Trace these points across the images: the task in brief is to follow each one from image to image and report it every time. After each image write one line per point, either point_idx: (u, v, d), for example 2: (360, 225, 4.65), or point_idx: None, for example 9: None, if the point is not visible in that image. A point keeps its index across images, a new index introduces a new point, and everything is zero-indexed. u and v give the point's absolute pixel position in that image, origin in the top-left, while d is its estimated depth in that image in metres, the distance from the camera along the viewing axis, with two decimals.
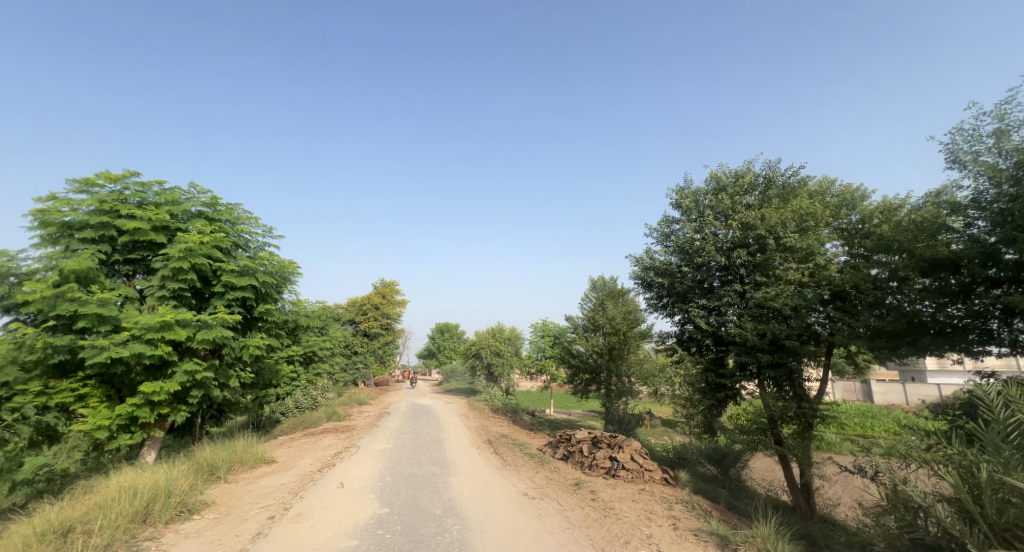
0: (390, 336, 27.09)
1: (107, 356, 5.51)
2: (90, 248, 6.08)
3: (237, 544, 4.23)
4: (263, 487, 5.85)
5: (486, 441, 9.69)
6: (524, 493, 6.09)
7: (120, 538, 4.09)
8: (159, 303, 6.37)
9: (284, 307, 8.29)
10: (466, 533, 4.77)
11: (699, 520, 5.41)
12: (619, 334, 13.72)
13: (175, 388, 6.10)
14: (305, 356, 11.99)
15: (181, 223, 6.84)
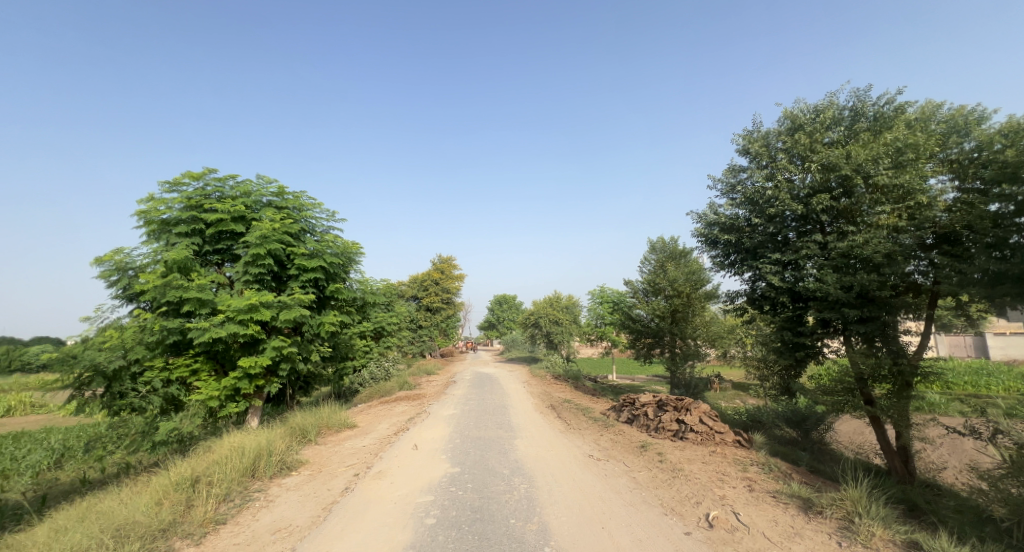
0: (451, 310, 28.01)
1: (209, 336, 6.28)
2: (186, 241, 6.84)
3: (328, 498, 4.86)
4: (349, 448, 6.49)
5: (551, 406, 9.89)
6: (590, 455, 6.20)
7: (234, 490, 4.86)
8: (245, 287, 7.05)
9: (352, 285, 8.87)
10: (534, 491, 5.03)
11: (778, 483, 5.22)
12: (683, 297, 13.17)
13: (266, 362, 6.83)
14: (376, 331, 12.76)
15: (256, 213, 7.44)
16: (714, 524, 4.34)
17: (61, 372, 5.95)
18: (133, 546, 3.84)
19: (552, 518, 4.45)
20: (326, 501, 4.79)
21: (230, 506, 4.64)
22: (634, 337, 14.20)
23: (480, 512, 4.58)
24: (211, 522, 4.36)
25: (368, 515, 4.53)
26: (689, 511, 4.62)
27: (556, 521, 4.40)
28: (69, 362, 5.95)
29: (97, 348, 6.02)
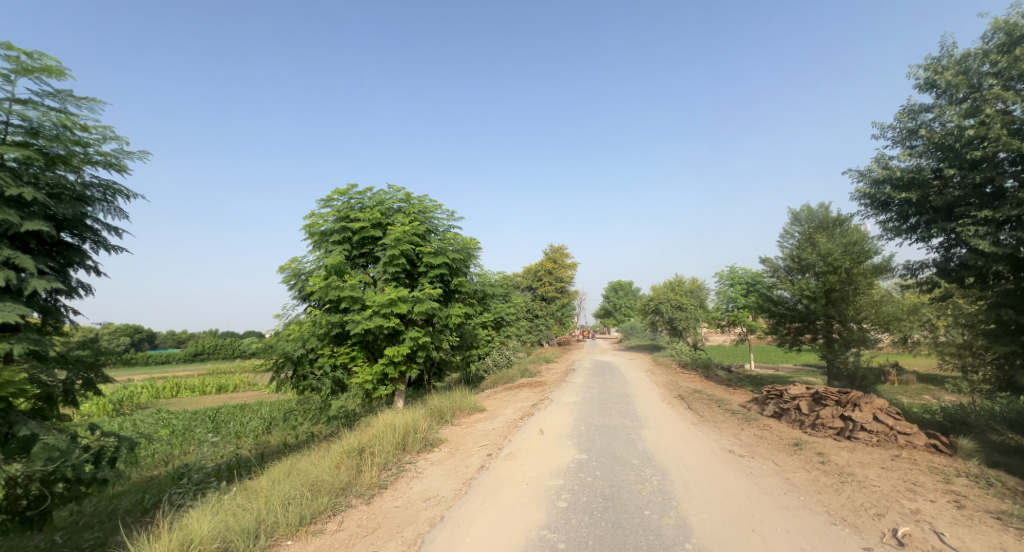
0: (565, 299, 28.74)
1: (360, 329, 7.37)
2: (339, 247, 8.10)
3: (467, 473, 5.47)
4: (481, 430, 7.35)
5: (673, 400, 9.57)
6: (729, 450, 5.78)
7: (391, 459, 5.89)
8: (386, 284, 8.08)
9: (473, 278, 9.64)
10: (668, 484, 4.81)
11: (1001, 500, 4.10)
12: (840, 273, 12.01)
13: (406, 351, 7.84)
14: (496, 320, 13.83)
15: (389, 218, 8.45)
16: (904, 542, 3.57)
17: (263, 358, 8.16)
18: (325, 499, 4.84)
19: (691, 514, 4.17)
20: (466, 476, 5.35)
21: (389, 474, 5.59)
22: (778, 321, 13.40)
23: (611, 500, 4.54)
24: (376, 486, 5.28)
25: (502, 491, 4.88)
26: (866, 524, 3.89)
27: (697, 517, 4.11)
28: (269, 349, 8.08)
29: (288, 341, 7.95)
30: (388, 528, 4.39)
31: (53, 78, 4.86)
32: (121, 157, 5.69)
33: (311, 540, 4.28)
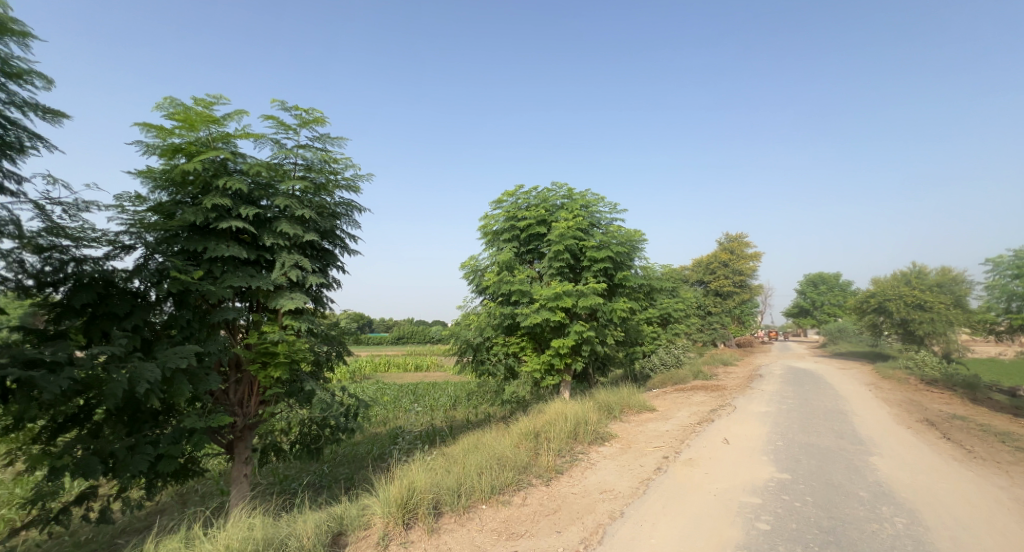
0: (747, 295, 26.07)
1: (529, 320, 8.32)
2: (509, 246, 9.47)
3: (644, 472, 5.39)
4: (653, 430, 7.21)
5: (912, 425, 7.79)
6: (1013, 502, 4.45)
7: (565, 447, 6.14)
8: (551, 277, 9.02)
9: (638, 272, 10.13)
10: (919, 532, 3.87)
11: None
12: None
13: (571, 343, 8.50)
14: (662, 316, 13.65)
15: (554, 215, 9.49)
16: None
17: (450, 343, 9.78)
18: (510, 473, 5.30)
19: None
20: (641, 476, 5.25)
21: (564, 461, 5.84)
22: None
23: (832, 534, 3.85)
24: (553, 470, 5.56)
25: (685, 498, 4.61)
26: None
27: None
28: (454, 336, 9.69)
29: (469, 329, 9.48)
30: (569, 513, 4.54)
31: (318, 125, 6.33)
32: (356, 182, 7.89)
33: (500, 509, 4.77)
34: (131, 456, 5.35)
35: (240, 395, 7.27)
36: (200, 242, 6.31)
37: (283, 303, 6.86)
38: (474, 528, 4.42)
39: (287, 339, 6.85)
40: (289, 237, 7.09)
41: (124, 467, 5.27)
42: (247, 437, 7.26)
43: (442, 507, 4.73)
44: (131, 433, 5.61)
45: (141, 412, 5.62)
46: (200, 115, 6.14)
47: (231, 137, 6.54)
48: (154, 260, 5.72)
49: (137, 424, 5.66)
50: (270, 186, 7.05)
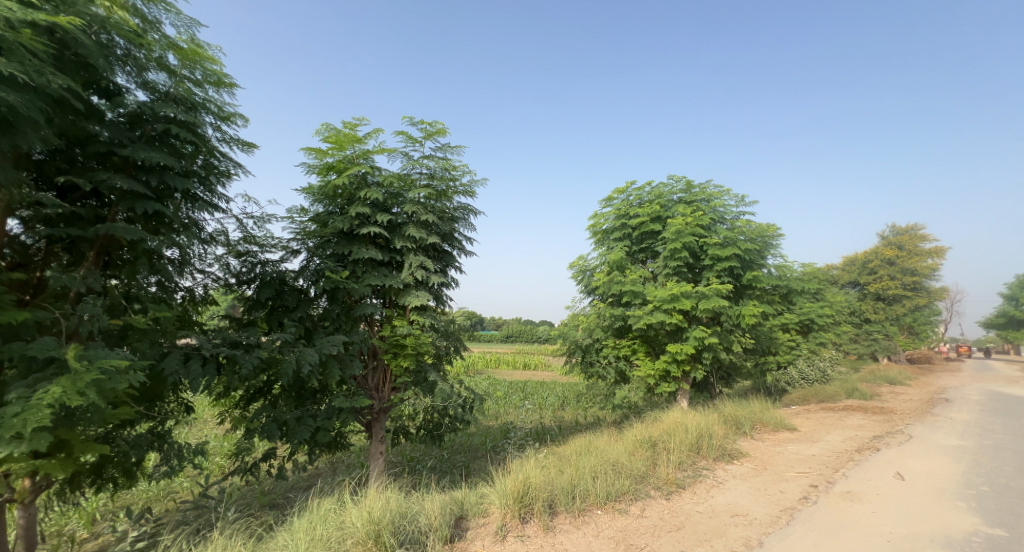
0: (920, 300, 22.32)
1: (643, 323, 7.95)
2: (620, 244, 9.15)
3: (788, 500, 4.89)
4: (795, 454, 6.52)
5: None
6: None
7: (686, 460, 5.88)
8: (667, 278, 8.54)
9: (771, 273, 9.17)
10: None
11: None
12: None
13: (691, 349, 7.96)
14: (801, 323, 12.25)
15: (669, 211, 8.97)
16: None
17: (559, 344, 9.68)
18: (627, 481, 5.18)
19: None
20: (784, 504, 4.76)
21: (686, 475, 5.58)
22: None
23: None
24: (673, 483, 5.31)
25: (846, 537, 4.06)
26: None
27: None
28: (563, 337, 9.57)
29: (577, 330, 9.36)
30: (694, 532, 4.24)
31: (438, 135, 6.85)
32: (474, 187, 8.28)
33: (616, 517, 4.63)
34: (298, 425, 6.54)
35: (376, 382, 7.95)
36: (347, 246, 7.22)
37: (410, 300, 7.43)
38: (590, 532, 4.33)
39: (414, 333, 7.40)
40: (416, 240, 7.70)
41: (293, 435, 6.48)
42: (383, 419, 7.93)
43: (557, 506, 4.75)
44: (298, 406, 6.84)
45: (305, 390, 6.87)
46: (348, 136, 7.07)
47: (371, 152, 7.30)
48: (314, 262, 7.06)
49: (302, 399, 6.92)
50: (399, 195, 7.70)
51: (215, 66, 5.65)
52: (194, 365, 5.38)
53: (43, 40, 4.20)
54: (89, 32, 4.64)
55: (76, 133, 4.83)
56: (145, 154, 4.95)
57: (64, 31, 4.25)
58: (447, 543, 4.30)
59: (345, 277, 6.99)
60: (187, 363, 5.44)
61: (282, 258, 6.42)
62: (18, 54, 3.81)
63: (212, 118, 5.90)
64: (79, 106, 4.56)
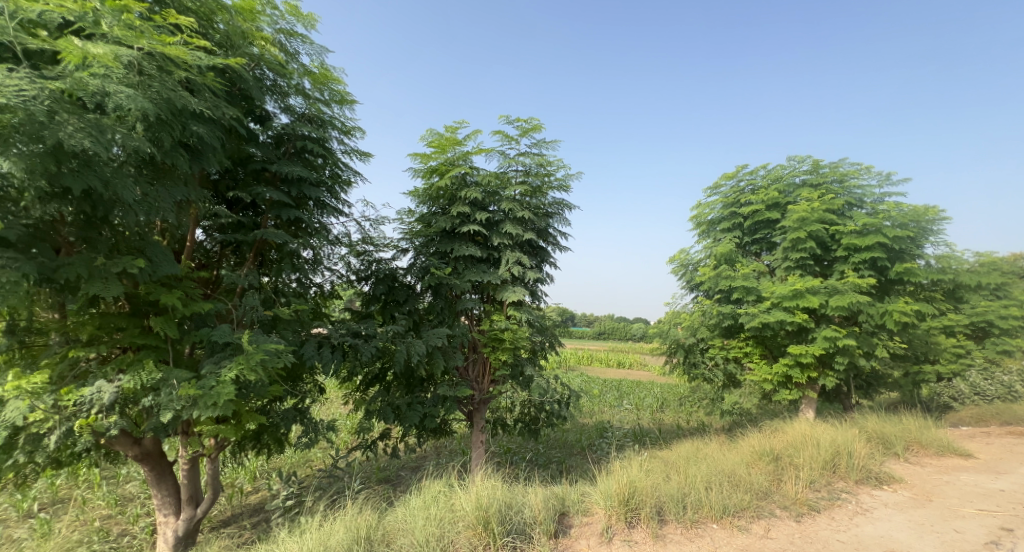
0: None
1: (759, 322, 7.31)
2: (729, 236, 8.49)
3: (967, 542, 4.35)
4: (969, 485, 5.67)
5: None
6: None
7: (819, 480, 5.40)
8: (787, 272, 7.77)
9: (928, 266, 7.88)
10: None
11: None
12: None
13: (818, 351, 7.14)
14: (972, 325, 10.62)
15: (789, 196, 8.12)
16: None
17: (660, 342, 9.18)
18: (747, 497, 4.90)
19: None
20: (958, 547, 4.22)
21: (819, 497, 5.13)
22: None
23: None
24: (804, 504, 4.92)
25: None
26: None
27: None
28: (663, 334, 9.06)
29: (678, 328, 8.84)
30: None
31: (534, 132, 7.05)
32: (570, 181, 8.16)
33: (735, 534, 4.43)
34: (409, 410, 6.99)
35: (478, 374, 8.19)
36: (449, 244, 7.48)
37: (508, 295, 7.52)
38: (706, 546, 4.23)
39: (511, 327, 7.48)
40: (513, 237, 7.74)
41: (404, 419, 6.94)
42: (483, 410, 8.13)
43: (666, 514, 4.67)
44: (408, 393, 7.30)
45: (414, 378, 7.30)
46: (450, 139, 7.31)
47: (470, 153, 7.48)
48: (420, 259, 7.40)
49: (412, 386, 7.36)
50: (496, 193, 7.82)
51: (340, 87, 6.93)
52: (326, 352, 6.02)
53: (220, 79, 5.80)
54: (249, 71, 6.24)
55: (242, 155, 6.40)
56: (286, 167, 6.20)
57: (232, 70, 5.81)
58: (551, 538, 4.45)
59: (447, 273, 7.24)
60: (320, 350, 6.11)
61: (394, 257, 6.84)
62: (205, 94, 5.31)
63: (338, 134, 7.13)
64: (242, 129, 6.06)
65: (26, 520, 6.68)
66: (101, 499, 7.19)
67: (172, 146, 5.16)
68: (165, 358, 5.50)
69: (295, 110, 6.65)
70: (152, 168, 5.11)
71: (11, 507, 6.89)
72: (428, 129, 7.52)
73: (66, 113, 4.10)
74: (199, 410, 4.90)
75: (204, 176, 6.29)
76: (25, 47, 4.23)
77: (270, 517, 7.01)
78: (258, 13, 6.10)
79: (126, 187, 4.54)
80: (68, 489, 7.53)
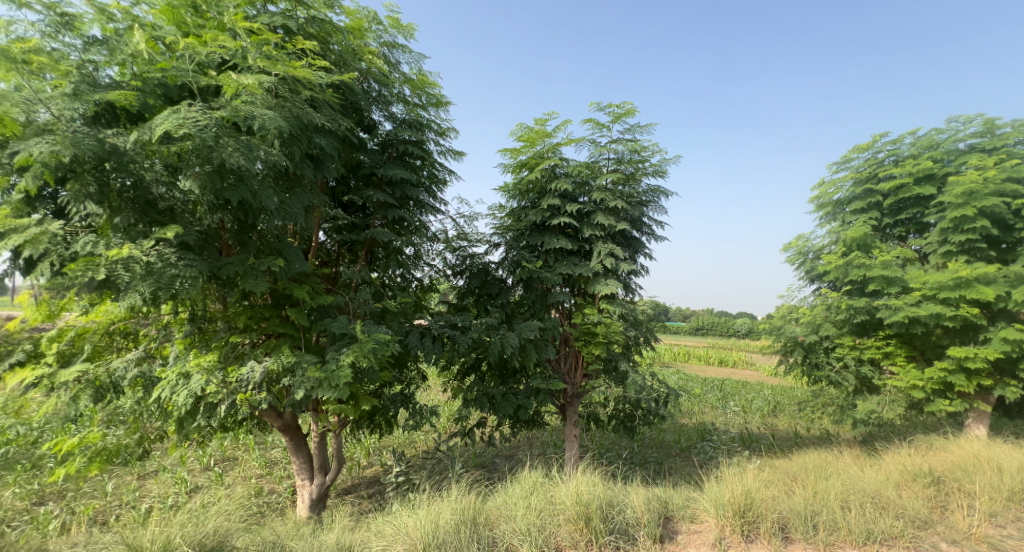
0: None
1: (905, 315, 6.92)
2: (863, 217, 8.12)
3: None
4: None
5: None
6: None
7: (1003, 514, 5.07)
8: (948, 257, 7.35)
9: None
10: None
11: None
12: None
13: (991, 354, 6.76)
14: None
15: (949, 166, 7.60)
16: None
17: (771, 340, 8.69)
18: (901, 523, 4.73)
19: None
20: None
21: (1005, 534, 4.80)
22: None
23: None
24: (981, 540, 4.66)
25: None
26: None
27: None
28: (777, 332, 8.57)
29: (795, 324, 8.36)
30: None
31: (626, 119, 7.04)
32: (665, 164, 7.96)
33: None
34: (503, 400, 7.35)
35: (569, 366, 8.41)
36: (539, 237, 7.72)
37: (600, 289, 7.56)
38: None
39: (604, 321, 7.53)
40: (604, 228, 7.78)
41: (499, 408, 7.32)
42: (576, 404, 8.30)
43: (792, 532, 4.72)
44: (502, 383, 7.67)
45: (507, 368, 7.66)
46: (539, 132, 7.52)
47: (559, 145, 7.64)
48: (511, 253, 7.75)
49: (505, 377, 7.74)
50: (587, 182, 7.88)
51: (436, 91, 7.45)
52: (427, 342, 6.55)
53: (336, 94, 6.53)
54: (358, 84, 6.94)
55: (354, 162, 7.16)
56: (390, 170, 6.81)
57: (345, 85, 6.51)
58: (658, 541, 4.67)
59: (538, 266, 7.50)
60: (422, 340, 6.66)
61: (486, 251, 7.23)
62: (325, 109, 6.03)
63: (434, 136, 7.67)
64: (352, 138, 6.78)
65: (205, 472, 8.18)
66: (255, 460, 8.46)
67: (300, 157, 5.93)
68: (298, 344, 6.37)
69: (396, 116, 7.28)
70: (286, 178, 5.92)
71: (195, 460, 8.48)
72: (518, 124, 7.79)
73: (226, 136, 4.87)
74: (322, 391, 5.58)
75: (324, 184, 7.11)
76: (198, 84, 5.17)
77: (384, 491, 7.80)
78: (364, 30, 6.77)
79: (268, 195, 5.34)
80: (233, 449, 9.04)
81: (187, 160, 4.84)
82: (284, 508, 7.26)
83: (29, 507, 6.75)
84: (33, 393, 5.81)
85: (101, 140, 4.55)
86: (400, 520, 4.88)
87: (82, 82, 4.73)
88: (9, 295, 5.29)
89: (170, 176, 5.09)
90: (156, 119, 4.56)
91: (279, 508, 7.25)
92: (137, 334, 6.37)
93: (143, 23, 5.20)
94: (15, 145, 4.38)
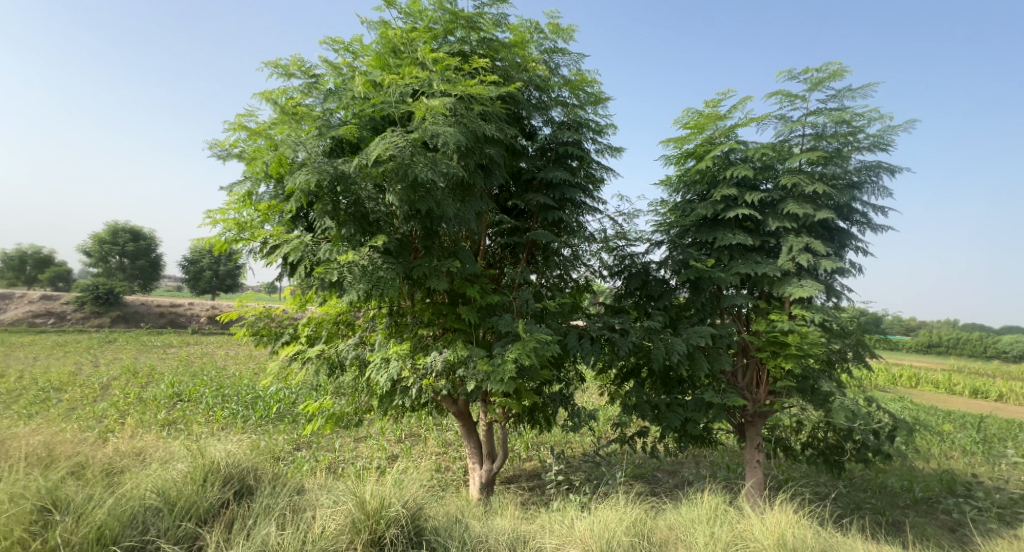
0: None
1: None
2: None
3: None
4: None
5: None
6: None
7: None
8: None
9: None
10: None
11: None
12: None
13: None
14: None
15: None
16: None
17: None
18: None
19: None
20: None
21: None
22: None
23: None
24: None
25: None
26: None
27: None
28: None
29: None
30: None
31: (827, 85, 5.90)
32: (886, 135, 6.41)
33: None
34: (668, 411, 6.83)
35: (749, 380, 7.40)
36: (710, 232, 6.96)
37: (792, 291, 6.41)
38: None
39: (798, 330, 6.35)
40: (798, 219, 6.62)
41: (663, 419, 6.82)
42: (758, 425, 7.21)
43: None
44: (666, 392, 7.14)
45: (672, 376, 7.12)
46: (710, 116, 6.79)
47: (735, 128, 6.80)
48: (676, 252, 7.19)
49: (670, 386, 7.19)
50: (772, 166, 6.86)
51: (595, 89, 7.39)
52: (586, 343, 6.47)
53: (502, 105, 6.98)
54: (520, 92, 7.31)
55: (515, 168, 7.54)
56: (550, 173, 6.97)
57: (508, 95, 6.92)
58: None
59: (710, 266, 6.77)
60: (581, 341, 6.60)
61: (648, 250, 6.83)
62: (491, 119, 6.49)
63: (592, 135, 7.61)
64: (515, 145, 7.15)
65: (398, 444, 9.56)
66: (435, 439, 9.56)
67: (471, 167, 6.50)
68: (470, 339, 6.97)
69: (555, 120, 7.43)
70: (460, 187, 6.55)
71: (391, 432, 9.98)
72: (684, 110, 7.20)
73: (417, 155, 5.58)
74: (490, 384, 5.96)
75: (490, 191, 7.64)
76: (390, 113, 6.08)
77: (545, 486, 7.99)
78: (527, 42, 7.12)
79: (443, 204, 5.98)
80: (419, 427, 10.37)
81: (389, 179, 5.70)
82: (458, 486, 8.02)
83: (287, 451, 8.85)
84: (290, 364, 7.62)
85: (335, 168, 5.69)
86: (572, 521, 4.98)
87: (324, 125, 6.11)
88: (281, 288, 7.29)
89: (377, 194, 6.06)
90: (369, 146, 5.50)
91: (454, 485, 8.02)
92: (354, 323, 7.81)
93: (361, 73, 6.45)
94: (286, 177, 5.85)
